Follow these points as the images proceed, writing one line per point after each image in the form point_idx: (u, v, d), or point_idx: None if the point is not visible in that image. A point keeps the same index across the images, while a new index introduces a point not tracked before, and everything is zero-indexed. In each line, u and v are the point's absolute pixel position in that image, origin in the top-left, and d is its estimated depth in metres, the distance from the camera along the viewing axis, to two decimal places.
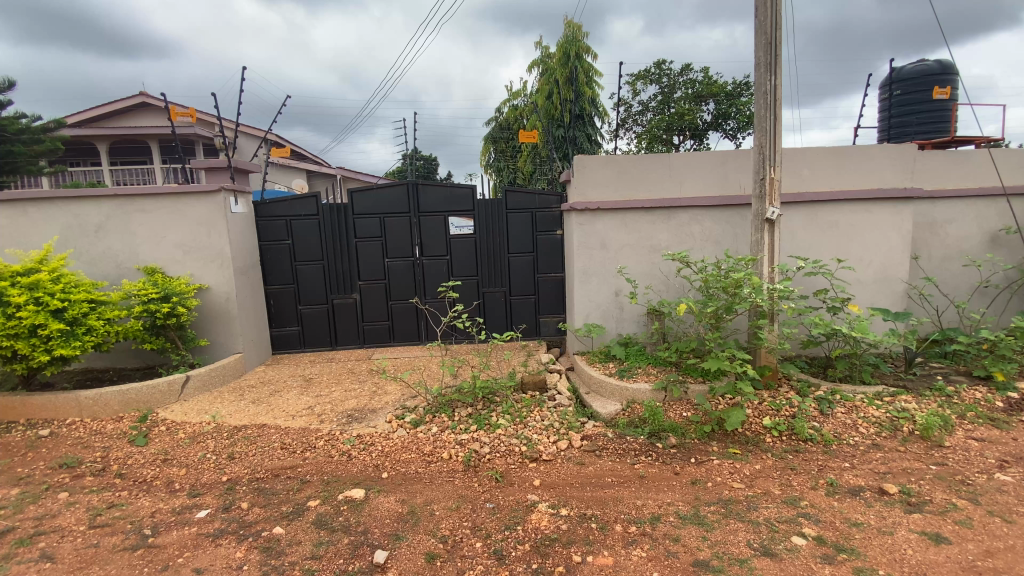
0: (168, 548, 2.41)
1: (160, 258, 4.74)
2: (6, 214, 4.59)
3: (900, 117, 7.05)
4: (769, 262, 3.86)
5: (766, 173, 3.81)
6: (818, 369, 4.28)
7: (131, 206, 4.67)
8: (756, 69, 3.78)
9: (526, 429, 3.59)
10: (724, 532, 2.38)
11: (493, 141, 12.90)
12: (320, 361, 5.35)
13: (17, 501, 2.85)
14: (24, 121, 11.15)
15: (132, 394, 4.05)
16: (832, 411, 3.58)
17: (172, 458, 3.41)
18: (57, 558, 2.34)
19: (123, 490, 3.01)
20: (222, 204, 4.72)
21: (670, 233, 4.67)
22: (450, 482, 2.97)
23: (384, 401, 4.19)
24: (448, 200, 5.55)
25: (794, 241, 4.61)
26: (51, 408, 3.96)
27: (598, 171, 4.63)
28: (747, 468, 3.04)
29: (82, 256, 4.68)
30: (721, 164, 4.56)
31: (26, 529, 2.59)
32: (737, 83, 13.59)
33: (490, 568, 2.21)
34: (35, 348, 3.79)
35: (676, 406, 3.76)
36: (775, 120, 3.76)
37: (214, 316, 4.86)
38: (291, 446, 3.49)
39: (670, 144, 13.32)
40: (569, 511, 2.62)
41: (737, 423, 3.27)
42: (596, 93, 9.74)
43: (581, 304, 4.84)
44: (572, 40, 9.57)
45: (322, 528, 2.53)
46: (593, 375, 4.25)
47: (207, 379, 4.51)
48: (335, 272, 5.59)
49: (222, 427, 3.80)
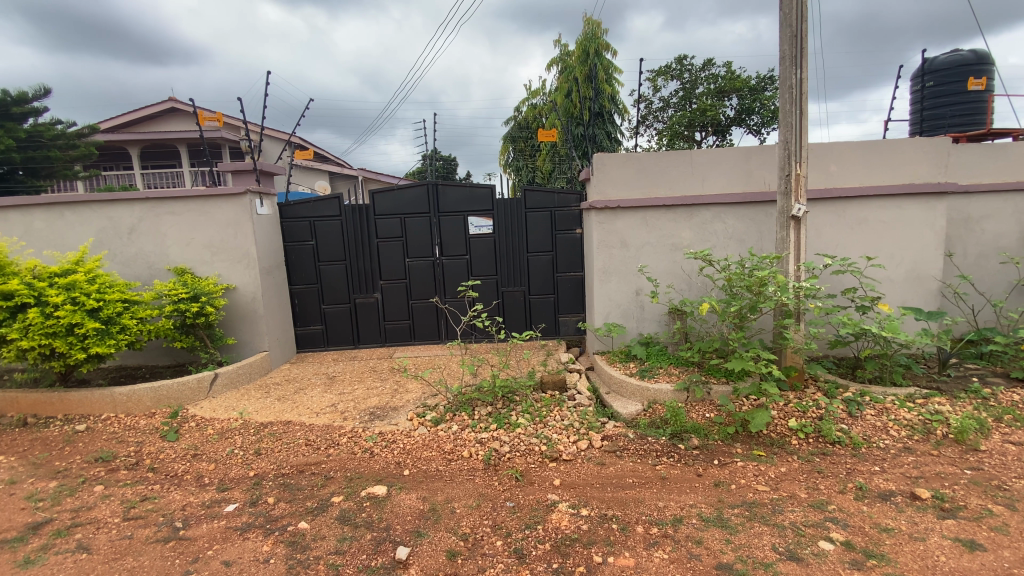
0: (198, 540, 2.48)
1: (189, 258, 4.88)
2: (46, 217, 4.79)
3: (933, 109, 6.81)
4: (795, 259, 3.77)
5: (792, 169, 3.73)
6: (846, 370, 4.17)
7: (162, 208, 4.81)
8: (781, 63, 3.70)
9: (546, 429, 3.58)
10: (748, 536, 2.34)
11: (512, 139, 12.94)
12: (342, 359, 5.44)
13: (55, 494, 2.97)
14: (60, 127, 11.61)
15: (163, 391, 4.19)
16: (861, 413, 3.49)
17: (201, 453, 3.51)
18: (93, 549, 2.43)
19: (156, 484, 3.11)
20: (248, 206, 4.83)
21: (692, 231, 4.60)
22: (471, 480, 2.99)
23: (406, 400, 4.23)
24: (467, 199, 5.57)
25: (821, 238, 4.49)
26: (87, 404, 4.12)
27: (617, 169, 4.60)
28: (773, 470, 2.98)
29: (117, 257, 4.85)
30: (745, 161, 4.47)
31: (64, 521, 2.69)
32: (761, 77, 13.34)
33: (512, 565, 2.22)
34: (72, 347, 3.93)
35: (698, 406, 3.71)
36: (801, 115, 3.67)
37: (241, 315, 4.98)
38: (315, 443, 3.56)
39: (692, 140, 13.14)
40: (590, 511, 2.62)
41: (761, 425, 3.20)
42: (615, 90, 9.72)
43: (601, 304, 4.81)
44: (592, 38, 9.57)
45: (346, 524, 2.57)
46: (614, 375, 4.23)
47: (235, 377, 4.63)
48: (357, 271, 5.67)
49: (249, 423, 3.90)
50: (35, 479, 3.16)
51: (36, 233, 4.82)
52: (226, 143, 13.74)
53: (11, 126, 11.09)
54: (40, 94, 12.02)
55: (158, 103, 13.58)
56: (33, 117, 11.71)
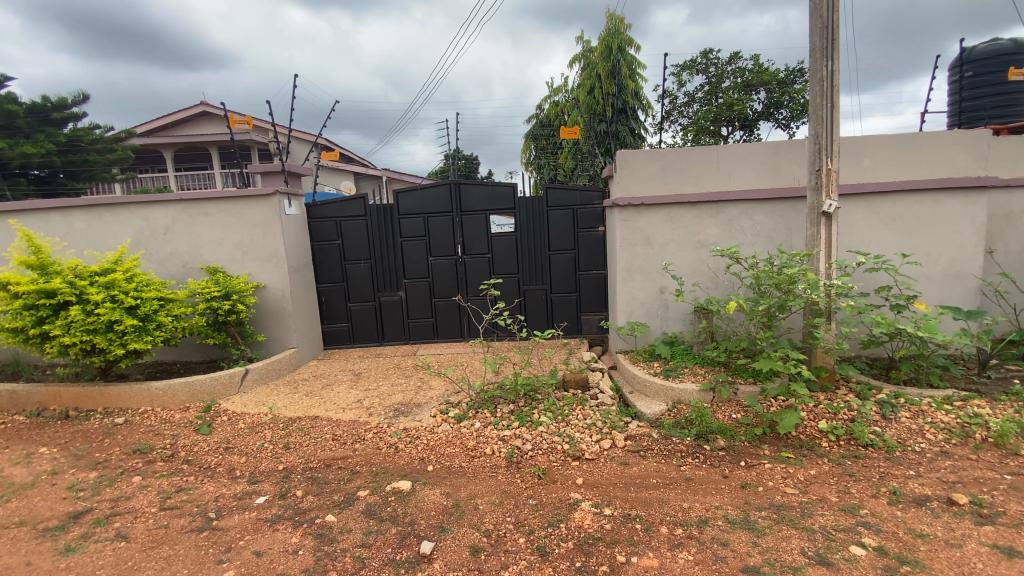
0: (230, 531, 2.57)
1: (220, 258, 5.02)
2: (87, 218, 5.00)
3: (972, 101, 6.52)
4: (826, 257, 3.67)
5: (823, 164, 3.63)
6: (880, 371, 4.05)
7: (195, 209, 4.97)
8: (811, 54, 3.60)
9: (568, 427, 3.57)
10: (776, 539, 2.29)
11: (534, 137, 12.95)
12: (367, 356, 5.53)
13: (95, 484, 3.10)
14: (98, 131, 12.12)
15: (197, 386, 4.33)
16: (896, 416, 3.37)
17: (233, 446, 3.61)
18: (131, 538, 2.54)
19: (190, 476, 3.22)
20: (277, 206, 4.94)
21: (718, 228, 4.51)
22: (494, 477, 3.01)
23: (429, 396, 4.28)
24: (490, 198, 5.59)
25: (853, 235, 4.36)
26: (126, 397, 4.29)
27: (641, 165, 4.55)
28: (801, 473, 2.91)
29: (153, 257, 5.04)
30: (773, 156, 4.38)
31: (103, 510, 2.81)
32: (790, 71, 13.04)
33: (534, 563, 2.22)
34: (112, 343, 4.10)
35: (725, 407, 3.65)
36: (833, 108, 3.56)
37: (271, 313, 5.11)
38: (342, 437, 3.63)
39: (718, 135, 12.91)
40: (613, 511, 2.60)
41: (790, 427, 3.12)
42: (639, 86, 9.62)
43: (625, 302, 4.77)
44: (615, 34, 9.49)
45: (372, 518, 2.62)
46: (637, 375, 4.19)
47: (264, 373, 4.75)
48: (382, 270, 5.76)
49: (279, 418, 4.01)
50: (76, 469, 3.31)
51: (77, 234, 5.03)
52: (255, 146, 14.09)
53: (53, 131, 11.61)
54: (78, 100, 12.54)
55: (190, 106, 14.01)
56: (73, 123, 12.24)
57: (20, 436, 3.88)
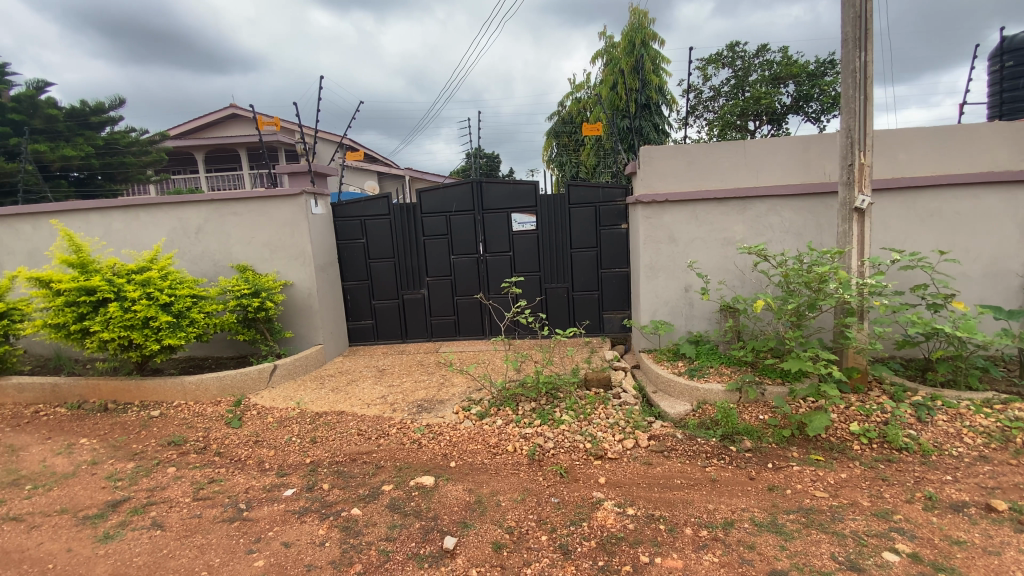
0: (260, 522, 2.64)
1: (250, 257, 5.16)
2: (124, 218, 5.19)
3: (1013, 91, 6.21)
4: (858, 254, 3.56)
5: (855, 159, 3.52)
6: (915, 372, 3.91)
7: (226, 209, 5.12)
8: (843, 45, 3.49)
9: (590, 426, 3.56)
10: (805, 543, 2.24)
11: (556, 135, 12.89)
12: (391, 353, 5.61)
13: (133, 474, 3.23)
14: (133, 135, 12.61)
15: (228, 380, 4.46)
16: (932, 419, 3.26)
17: (262, 439, 3.71)
18: (166, 526, 2.63)
19: (222, 467, 3.32)
20: (304, 206, 5.05)
21: (745, 225, 4.42)
22: (516, 474, 3.02)
23: (451, 393, 4.32)
24: (512, 196, 5.59)
25: (887, 232, 4.21)
26: (161, 391, 4.44)
27: (665, 162, 4.50)
28: (831, 476, 2.83)
29: (186, 256, 5.20)
30: (802, 151, 4.27)
31: (140, 499, 2.93)
32: (820, 62, 12.67)
33: (557, 561, 2.22)
34: (148, 338, 4.25)
35: (752, 407, 3.58)
36: (866, 101, 3.46)
37: (298, 310, 5.22)
38: (366, 432, 3.70)
39: (745, 130, 12.64)
40: (636, 511, 2.58)
41: (820, 429, 3.05)
42: (663, 81, 9.50)
43: (648, 301, 4.72)
44: (638, 29, 9.40)
45: (396, 512, 2.66)
46: (661, 374, 4.14)
47: (292, 369, 4.87)
48: (405, 268, 5.82)
49: (306, 412, 4.10)
50: (114, 460, 3.45)
51: (115, 233, 5.23)
52: (282, 146, 14.42)
53: (91, 135, 12.14)
54: (115, 104, 13.03)
55: (220, 109, 14.41)
56: (109, 126, 12.72)
57: (63, 428, 4.06)
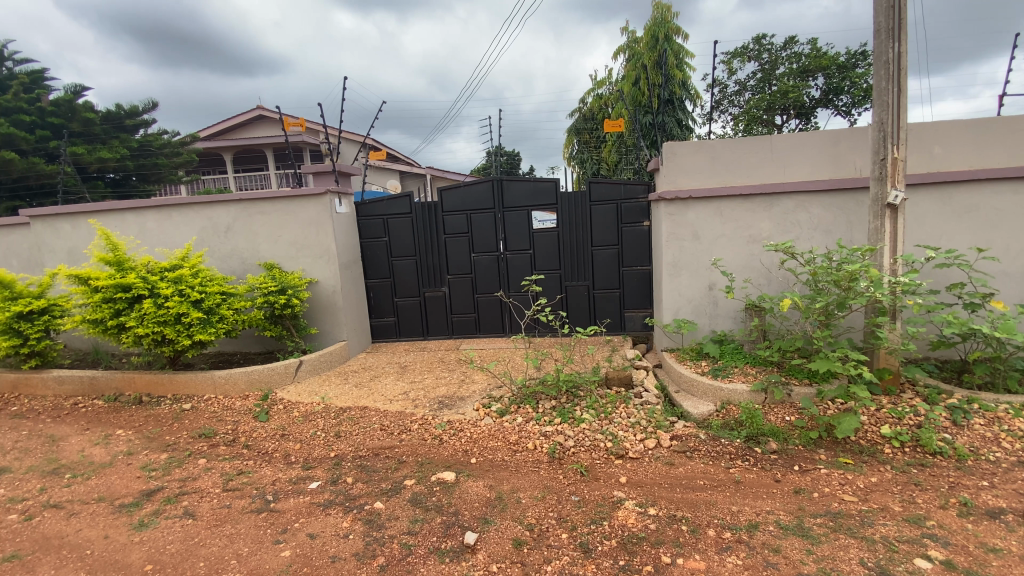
0: (287, 513, 2.71)
1: (276, 255, 5.28)
2: (157, 218, 5.37)
3: None
4: (890, 252, 3.46)
5: (887, 153, 3.41)
6: (951, 374, 3.77)
7: (254, 209, 5.24)
8: (876, 36, 3.38)
9: (611, 425, 3.53)
10: (832, 547, 2.19)
11: (577, 132, 12.83)
12: (413, 350, 5.67)
13: (166, 464, 3.35)
14: (166, 137, 13.06)
15: (256, 374, 4.58)
16: (969, 423, 3.13)
17: (289, 433, 3.80)
18: (197, 516, 2.72)
19: (250, 460, 3.41)
20: (328, 205, 5.14)
21: (772, 222, 4.33)
22: (536, 472, 3.02)
23: (472, 390, 4.35)
24: (533, 193, 5.58)
25: (921, 229, 4.06)
26: (192, 385, 4.59)
27: (689, 157, 4.43)
28: (861, 480, 2.76)
29: (215, 254, 5.35)
30: (832, 145, 4.15)
31: (173, 489, 3.04)
32: (851, 54, 12.30)
33: (577, 559, 2.22)
34: (180, 334, 4.40)
35: (778, 408, 3.52)
36: (900, 93, 3.35)
37: (323, 307, 5.32)
38: (389, 428, 3.75)
39: (772, 124, 12.35)
40: (658, 511, 2.56)
41: (848, 431, 2.97)
42: (686, 76, 9.38)
43: (671, 299, 4.67)
44: (662, 23, 9.31)
45: (417, 506, 2.70)
46: (683, 374, 4.09)
47: (317, 364, 4.97)
48: (426, 266, 5.88)
49: (330, 407, 4.18)
50: (149, 451, 3.58)
51: (149, 232, 5.41)
52: (307, 146, 14.70)
53: (126, 137, 12.61)
54: (148, 107, 13.48)
55: (247, 111, 14.76)
56: (143, 128, 13.18)
57: (100, 419, 4.24)
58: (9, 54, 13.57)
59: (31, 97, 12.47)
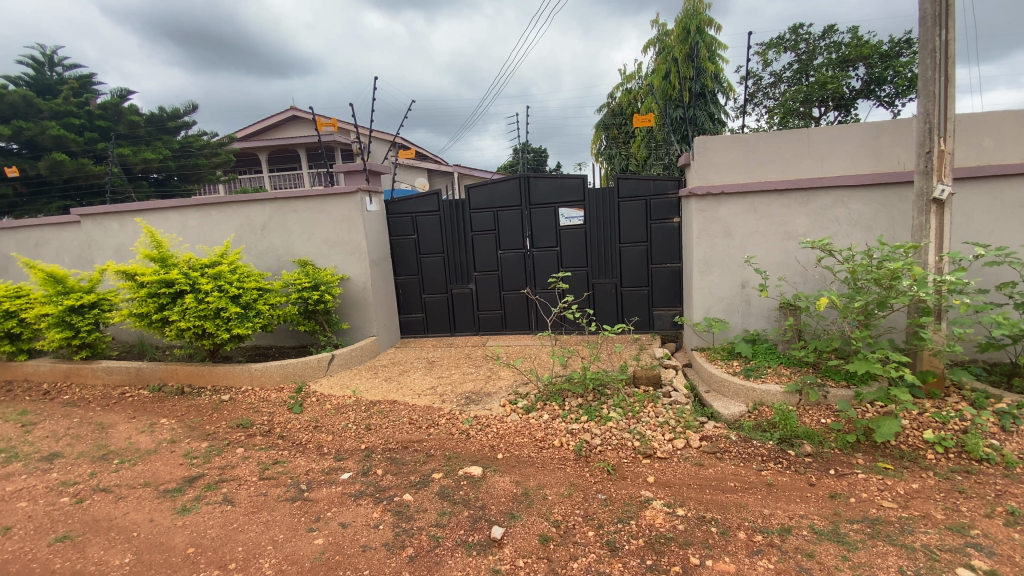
0: (320, 502, 2.79)
1: (310, 252, 5.42)
2: (198, 216, 5.60)
3: None
4: (936, 249, 3.31)
5: (933, 146, 3.26)
6: (1000, 378, 3.58)
7: (288, 207, 5.40)
8: (921, 23, 3.24)
9: (639, 424, 3.50)
10: (869, 554, 2.12)
11: (605, 127, 12.69)
12: (441, 346, 5.74)
13: (207, 452, 3.51)
14: (205, 138, 13.59)
15: (290, 368, 4.73)
16: (1019, 429, 2.98)
17: (321, 425, 3.91)
18: (236, 502, 2.84)
19: (284, 450, 3.53)
20: (359, 203, 5.25)
21: (808, 218, 4.20)
22: (563, 469, 3.03)
23: (498, 386, 4.38)
24: (560, 190, 5.56)
25: (969, 225, 3.87)
26: (230, 377, 4.77)
27: (721, 152, 4.33)
28: (901, 486, 2.65)
29: (252, 251, 5.54)
30: (874, 138, 3.99)
31: (213, 476, 3.17)
32: (895, 41, 11.76)
33: (604, 557, 2.22)
34: (219, 328, 4.57)
35: (813, 410, 3.42)
36: (947, 82, 3.19)
37: (354, 302, 5.45)
38: (417, 421, 3.82)
39: (809, 116, 11.93)
40: (686, 512, 2.53)
41: (889, 435, 2.86)
42: (719, 68, 9.20)
43: (702, 297, 4.59)
44: (693, 15, 9.16)
45: (445, 499, 2.74)
46: (714, 373, 4.02)
47: (348, 359, 5.09)
48: (454, 263, 5.94)
49: (361, 400, 4.28)
50: (190, 439, 3.74)
51: (190, 230, 5.65)
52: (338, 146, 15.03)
53: (168, 139, 13.16)
54: (189, 109, 13.99)
55: (281, 111, 15.17)
56: (184, 130, 13.72)
57: (146, 408, 4.46)
58: (61, 61, 14.35)
59: (80, 101, 13.12)
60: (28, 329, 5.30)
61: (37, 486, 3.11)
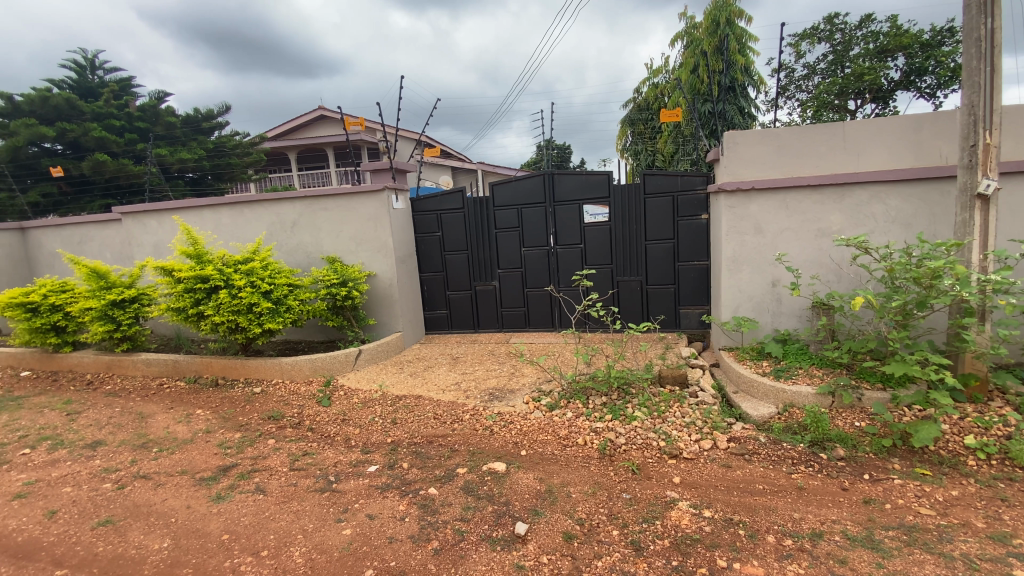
0: (347, 494, 2.86)
1: (338, 249, 5.53)
2: (231, 214, 5.78)
3: None
4: (981, 247, 3.16)
5: (979, 139, 3.11)
6: None
7: (317, 205, 5.51)
8: (965, 11, 3.10)
9: (664, 424, 3.46)
10: (905, 562, 2.06)
11: (631, 123, 12.53)
12: (465, 342, 5.79)
13: (240, 443, 3.62)
14: (238, 138, 14.02)
15: (319, 362, 4.84)
16: None
17: (349, 418, 3.99)
18: (267, 492, 2.93)
19: (313, 442, 3.62)
20: (386, 201, 5.33)
21: (843, 215, 4.06)
22: (586, 467, 3.02)
23: (522, 383, 4.40)
24: (585, 187, 5.52)
25: (1017, 222, 3.68)
26: (261, 370, 4.91)
27: (752, 148, 4.24)
28: (940, 493, 2.55)
29: (283, 249, 5.69)
30: (914, 131, 3.84)
31: (246, 465, 3.28)
32: (937, 30, 11.26)
33: (629, 556, 2.21)
34: (252, 323, 4.71)
35: (846, 413, 3.33)
36: (994, 72, 3.05)
37: (380, 299, 5.54)
38: (442, 416, 3.87)
39: (844, 109, 11.52)
40: (713, 514, 2.49)
41: (927, 440, 2.76)
42: (749, 61, 8.97)
43: (730, 295, 4.50)
44: (723, 7, 8.95)
45: (470, 494, 2.77)
46: (742, 374, 3.94)
47: (375, 354, 5.18)
48: (478, 260, 5.96)
49: (387, 395, 4.36)
50: (224, 430, 3.87)
51: (224, 227, 5.83)
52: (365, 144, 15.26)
53: (203, 139, 13.59)
54: (222, 109, 14.40)
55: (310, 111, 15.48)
56: (217, 130, 14.14)
57: (182, 399, 4.63)
58: (102, 65, 14.97)
59: (121, 103, 13.68)
60: (72, 322, 5.56)
61: (81, 472, 3.28)
